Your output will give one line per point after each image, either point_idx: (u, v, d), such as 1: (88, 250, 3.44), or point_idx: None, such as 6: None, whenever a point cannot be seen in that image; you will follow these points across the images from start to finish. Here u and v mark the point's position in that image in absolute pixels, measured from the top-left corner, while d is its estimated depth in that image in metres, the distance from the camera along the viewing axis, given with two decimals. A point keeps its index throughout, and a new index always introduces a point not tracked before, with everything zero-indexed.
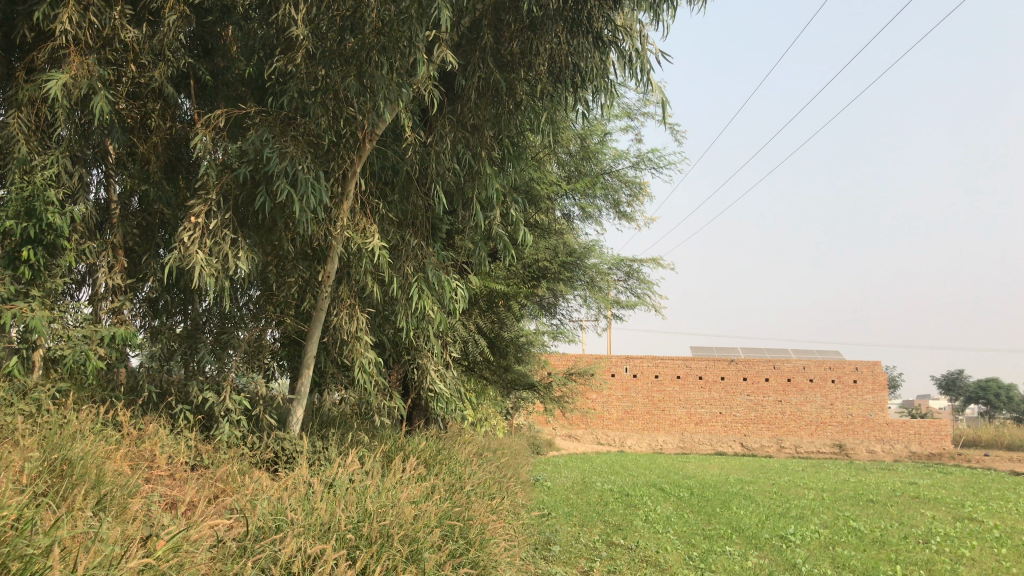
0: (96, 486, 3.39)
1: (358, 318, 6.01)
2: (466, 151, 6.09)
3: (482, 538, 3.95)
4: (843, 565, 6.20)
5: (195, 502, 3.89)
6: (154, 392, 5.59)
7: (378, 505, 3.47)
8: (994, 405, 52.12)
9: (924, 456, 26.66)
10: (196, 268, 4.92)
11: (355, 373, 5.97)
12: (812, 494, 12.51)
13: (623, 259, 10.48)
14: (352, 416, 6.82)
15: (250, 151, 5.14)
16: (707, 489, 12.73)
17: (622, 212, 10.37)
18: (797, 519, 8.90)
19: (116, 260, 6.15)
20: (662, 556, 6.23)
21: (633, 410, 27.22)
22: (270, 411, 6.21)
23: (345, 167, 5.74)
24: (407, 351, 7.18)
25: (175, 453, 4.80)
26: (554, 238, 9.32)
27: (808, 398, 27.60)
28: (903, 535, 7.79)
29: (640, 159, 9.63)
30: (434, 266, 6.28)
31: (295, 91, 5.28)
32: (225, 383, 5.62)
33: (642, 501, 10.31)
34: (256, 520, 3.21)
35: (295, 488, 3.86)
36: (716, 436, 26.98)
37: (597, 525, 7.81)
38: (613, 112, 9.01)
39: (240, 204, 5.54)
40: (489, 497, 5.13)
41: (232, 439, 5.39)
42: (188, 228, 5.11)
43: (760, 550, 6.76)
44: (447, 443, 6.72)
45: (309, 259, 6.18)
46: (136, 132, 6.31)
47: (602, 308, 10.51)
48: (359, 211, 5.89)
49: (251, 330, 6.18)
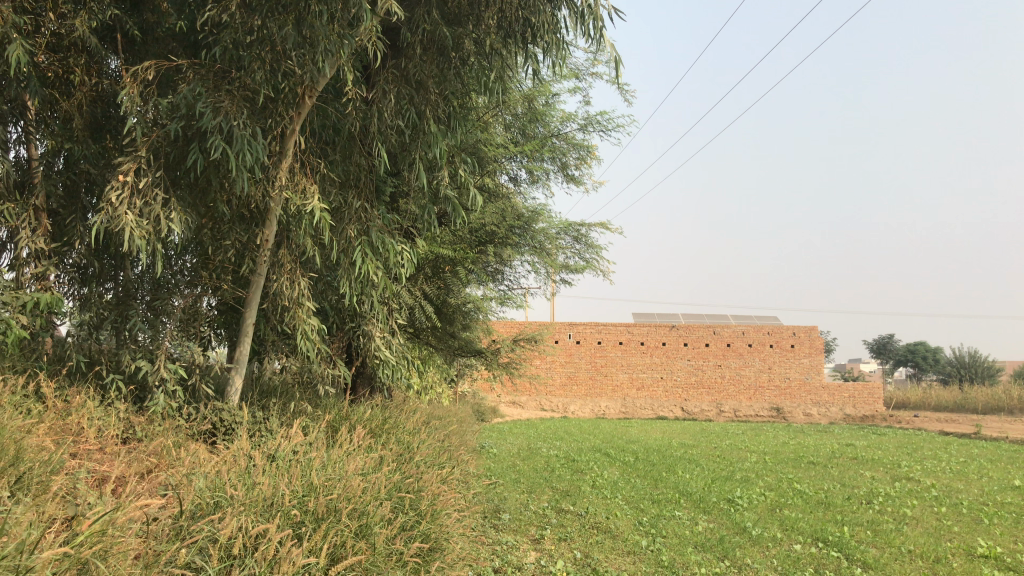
0: (18, 463, 3.14)
1: (299, 283, 5.75)
2: (410, 109, 5.90)
3: (433, 510, 3.79)
4: (792, 527, 6.23)
5: (128, 478, 3.66)
6: (81, 361, 5.27)
7: (325, 478, 3.29)
8: (922, 368, 53.97)
9: (858, 419, 27.36)
10: (124, 230, 4.62)
11: (297, 339, 5.75)
12: (754, 457, 12.65)
13: (570, 223, 10.34)
14: (294, 385, 6.59)
15: (182, 104, 4.84)
16: (652, 453, 12.81)
17: (570, 176, 10.20)
18: (742, 483, 8.96)
19: (39, 224, 5.76)
20: (613, 522, 6.17)
21: (577, 375, 27.39)
22: (208, 381, 5.95)
23: (284, 124, 5.46)
24: (350, 317, 6.94)
25: (106, 427, 4.53)
26: (501, 201, 9.14)
27: (747, 362, 28.05)
28: (847, 497, 7.89)
29: (588, 121, 9.45)
30: (379, 229, 6.04)
31: (230, 42, 4.96)
32: (160, 352, 5.33)
33: (588, 467, 10.30)
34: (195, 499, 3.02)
35: (235, 461, 3.66)
36: (657, 400, 27.30)
37: (545, 491, 7.74)
38: (561, 72, 8.80)
39: (172, 162, 5.23)
40: (439, 467, 4.98)
41: (167, 410, 5.13)
42: (115, 188, 4.80)
43: (709, 514, 6.76)
44: (393, 412, 6.54)
45: (247, 222, 5.89)
46: (57, 86, 5.92)
47: (549, 273, 10.39)
48: (300, 170, 5.62)
49: (187, 296, 5.88)
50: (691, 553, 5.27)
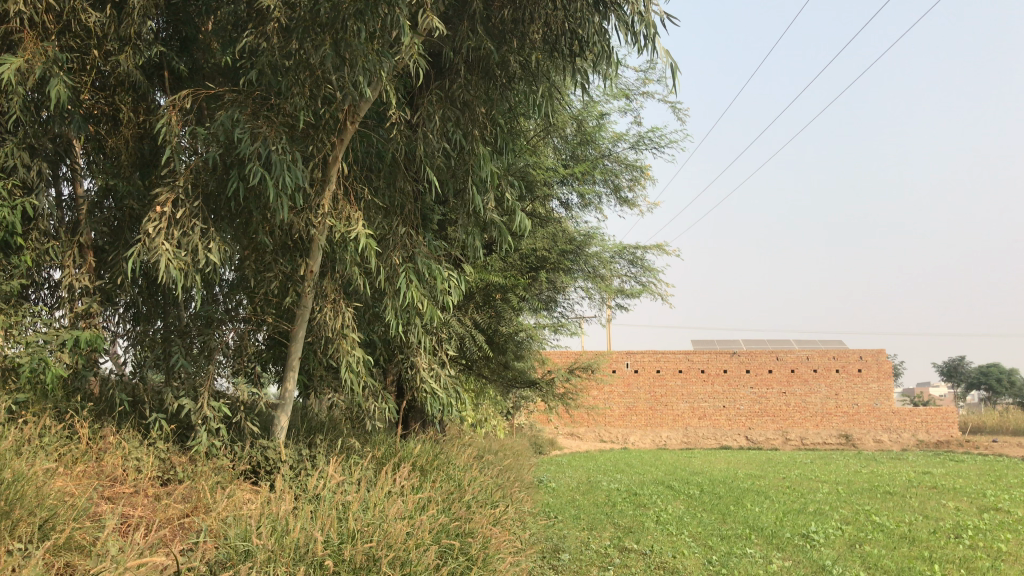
0: (40, 514, 2.92)
1: (344, 314, 5.54)
2: (456, 131, 5.68)
3: (484, 555, 3.50)
4: (876, 566, 5.75)
5: (160, 528, 3.43)
6: (123, 399, 5.12)
7: (365, 523, 3.04)
8: (996, 390, 51.92)
9: (932, 445, 26.20)
10: (161, 262, 4.46)
11: (344, 372, 5.53)
12: (827, 488, 12.01)
13: (626, 247, 10.02)
14: (343, 421, 6.38)
15: (219, 131, 4.70)
16: (717, 485, 12.32)
17: (623, 198, 9.90)
18: (816, 516, 8.46)
19: (84, 261, 5.61)
20: (680, 562, 5.77)
21: (636, 406, 27.07)
22: (254, 418, 5.76)
23: (326, 151, 5.30)
24: (399, 349, 6.72)
25: (144, 469, 4.37)
26: (552, 226, 8.89)
27: (813, 389, 27.09)
28: (932, 530, 7.34)
29: (641, 141, 9.15)
30: (425, 256, 5.83)
31: (266, 67, 4.82)
32: (203, 389, 5.15)
33: (651, 501, 9.88)
34: (207, 563, 2.82)
35: (274, 502, 3.41)
36: (720, 430, 26.64)
37: (607, 528, 7.38)
38: (611, 91, 8.54)
39: (211, 192, 5.09)
40: (492, 506, 4.68)
41: (210, 450, 4.94)
42: (153, 219, 4.66)
43: (783, 551, 6.31)
44: (444, 447, 6.27)
45: (289, 251, 5.72)
46: (103, 123, 5.83)
47: (605, 298, 10.06)
48: (342, 197, 5.44)
49: (232, 328, 5.67)
50: None
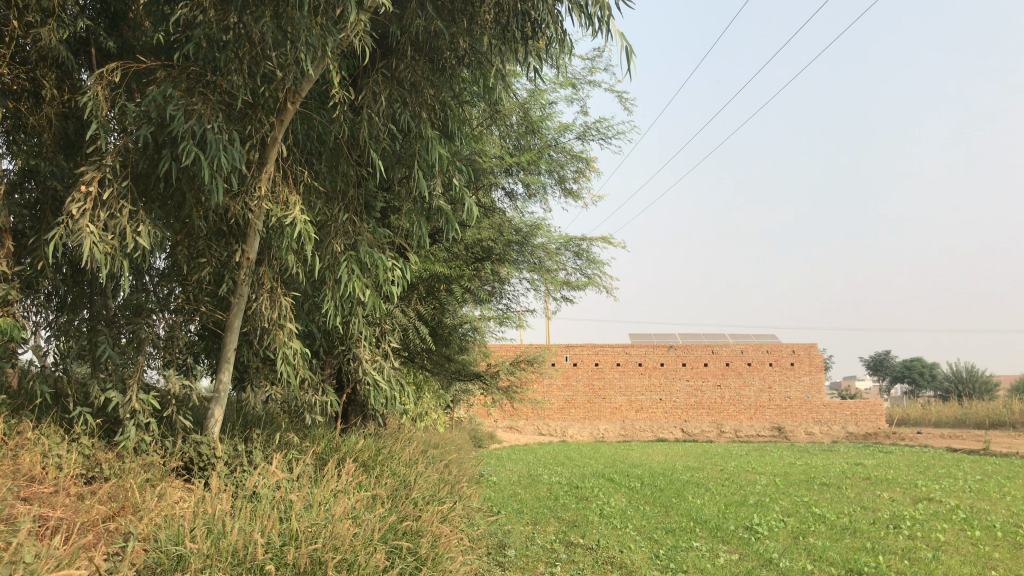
0: None
1: (281, 303, 5.31)
2: (402, 113, 5.48)
3: (435, 555, 3.35)
4: (821, 558, 5.76)
5: (83, 533, 3.19)
6: (44, 392, 4.80)
7: (310, 523, 2.86)
8: (920, 383, 53.63)
9: (861, 437, 26.87)
10: (86, 245, 4.19)
11: (281, 364, 5.30)
12: (764, 480, 12.14)
13: (571, 238, 9.94)
14: (281, 415, 6.14)
15: (150, 107, 4.42)
16: (657, 478, 12.37)
17: (568, 189, 9.80)
18: (758, 508, 8.50)
19: (2, 245, 5.21)
20: (628, 556, 5.69)
21: (574, 399, 27.19)
22: (185, 412, 5.48)
23: (264, 132, 5.06)
24: (340, 340, 6.50)
25: (65, 467, 4.10)
26: (497, 216, 8.75)
27: (747, 382, 27.49)
28: (872, 521, 7.43)
29: (587, 130, 9.06)
30: (369, 244, 5.63)
31: (203, 40, 4.55)
32: (132, 382, 4.87)
33: (594, 494, 9.83)
34: (135, 571, 2.60)
35: (210, 502, 3.20)
36: (656, 422, 26.92)
37: (551, 522, 7.27)
38: (558, 79, 8.43)
39: (140, 173, 4.80)
40: (438, 502, 4.53)
41: (139, 445, 4.67)
42: (78, 199, 4.37)
43: (728, 544, 6.29)
44: (387, 442, 6.08)
45: (225, 238, 5.45)
46: (23, 100, 5.45)
47: (550, 290, 9.96)
48: (281, 180, 5.21)
49: (163, 318, 5.38)
50: None
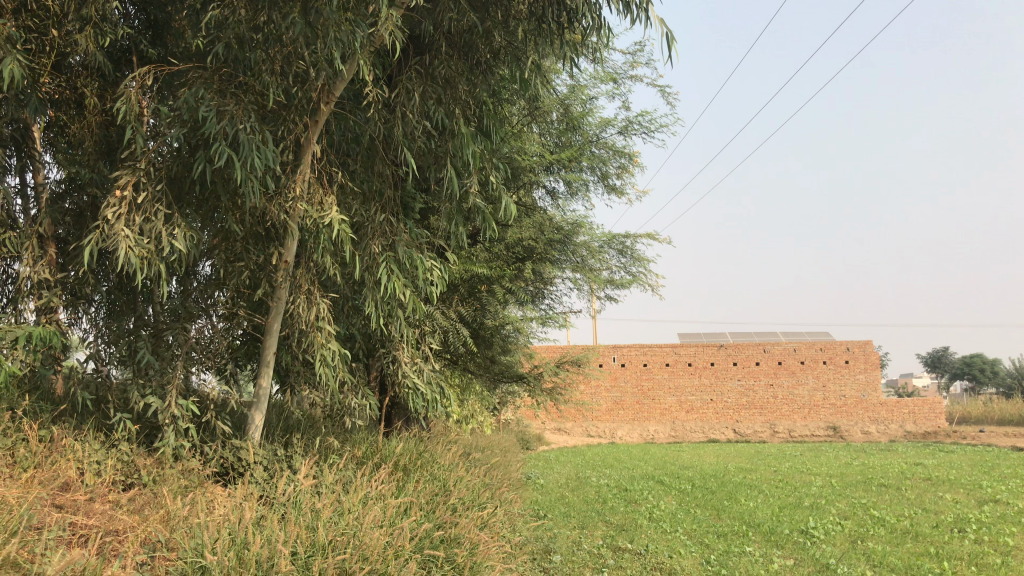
0: None
1: (319, 306, 5.24)
2: (437, 109, 5.37)
3: (472, 564, 3.23)
4: (881, 564, 5.51)
5: (115, 545, 3.13)
6: (85, 399, 4.78)
7: (339, 533, 2.78)
8: (980, 380, 52.13)
9: (920, 435, 26.13)
10: (121, 249, 4.14)
11: (321, 368, 5.22)
12: (820, 481, 11.80)
13: (615, 236, 9.75)
14: (322, 418, 6.08)
15: (182, 109, 4.37)
16: (708, 480, 12.11)
17: (611, 185, 9.62)
18: (813, 510, 8.22)
19: (45, 253, 5.16)
20: (677, 562, 5.50)
21: (623, 400, 27.09)
22: (226, 417, 5.43)
23: (298, 132, 4.99)
24: (381, 343, 6.41)
25: (104, 474, 4.06)
26: (538, 215, 8.63)
27: (800, 380, 26.88)
28: (934, 524, 7.12)
29: (629, 125, 8.87)
30: (406, 244, 5.53)
31: (233, 41, 4.49)
32: (171, 388, 4.83)
33: (643, 496, 9.65)
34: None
35: (241, 510, 3.13)
36: (707, 423, 26.55)
37: (599, 526, 7.11)
38: (598, 73, 8.26)
39: (175, 176, 4.77)
40: (479, 507, 4.41)
41: (179, 451, 4.62)
42: (113, 204, 4.33)
43: (783, 549, 6.06)
44: (428, 445, 5.98)
45: (262, 241, 5.40)
46: (65, 108, 5.42)
47: (594, 289, 9.79)
48: (317, 181, 5.13)
49: (203, 323, 5.36)
50: None
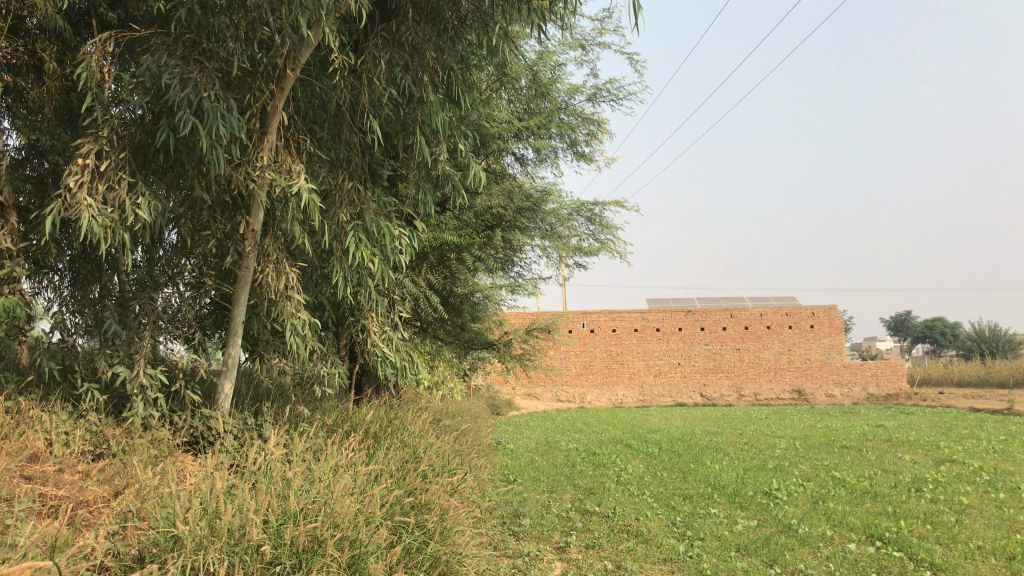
0: None
1: (288, 275, 5.22)
2: (404, 76, 5.34)
3: (442, 529, 3.30)
4: (841, 523, 5.67)
5: (86, 515, 3.14)
6: (52, 370, 4.74)
7: (312, 500, 2.83)
8: (941, 344, 53.23)
9: (882, 398, 26.68)
10: (84, 218, 4.10)
11: (290, 336, 5.22)
12: (784, 443, 12.03)
13: (583, 203, 9.78)
14: (292, 387, 6.09)
15: (145, 76, 4.30)
16: (676, 443, 12.31)
17: (579, 153, 9.63)
18: (777, 472, 8.41)
19: (7, 221, 5.08)
20: (644, 524, 5.61)
21: (592, 365, 27.36)
22: (194, 386, 5.43)
23: (264, 100, 4.95)
24: (350, 311, 6.42)
25: (72, 445, 4.06)
26: (507, 182, 8.63)
27: (766, 345, 27.25)
28: (893, 484, 7.33)
29: (598, 92, 8.87)
30: (374, 212, 5.52)
31: (196, 6, 4.41)
32: (138, 357, 4.81)
33: (611, 460, 9.79)
34: (137, 556, 2.57)
35: (213, 480, 3.16)
36: (675, 387, 26.89)
37: (567, 490, 7.21)
38: (566, 39, 8.22)
39: (138, 144, 4.71)
40: (449, 474, 4.47)
41: (148, 421, 4.61)
42: (75, 172, 4.27)
43: (746, 510, 6.20)
44: (398, 412, 6.02)
45: (229, 209, 5.35)
46: (24, 73, 5.30)
47: (562, 256, 9.83)
48: (283, 148, 5.09)
49: (171, 292, 5.33)
50: (734, 559, 4.72)
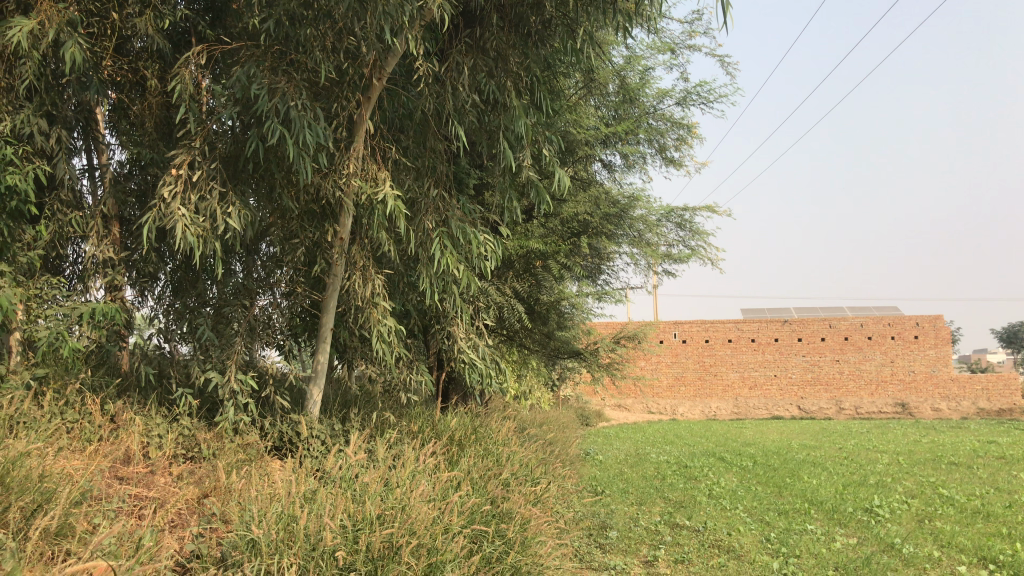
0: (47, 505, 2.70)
1: (374, 282, 5.26)
2: (488, 82, 5.31)
3: (524, 540, 3.23)
4: (950, 544, 5.33)
5: (175, 517, 3.19)
6: (150, 375, 4.89)
7: (390, 506, 2.80)
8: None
9: (994, 413, 25.33)
10: (177, 227, 4.21)
11: (377, 343, 5.24)
12: (887, 458, 11.50)
13: (673, 209, 9.60)
14: (380, 393, 6.13)
15: (236, 87, 4.40)
16: (771, 457, 11.93)
17: (668, 158, 9.45)
18: (880, 488, 8.01)
19: (110, 232, 5.27)
20: (737, 539, 5.41)
21: (684, 376, 26.90)
22: (284, 392, 5.52)
23: (350, 109, 5.00)
24: (436, 319, 6.43)
25: (165, 447, 4.15)
26: (594, 189, 8.50)
27: (867, 356, 26.23)
28: (1007, 504, 6.88)
29: (687, 96, 8.69)
30: (459, 219, 5.51)
31: (284, 18, 4.49)
32: (231, 363, 4.92)
33: (703, 473, 9.54)
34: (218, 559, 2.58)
35: (296, 483, 3.17)
36: (771, 399, 26.14)
37: (657, 503, 7.04)
38: (654, 44, 8.09)
39: (230, 155, 4.82)
40: (532, 483, 4.40)
41: (239, 425, 4.70)
42: (170, 182, 4.40)
43: (846, 528, 5.91)
44: (484, 420, 5.98)
45: (317, 218, 5.43)
46: (128, 90, 5.49)
47: (652, 263, 9.66)
48: (370, 156, 5.14)
49: (265, 300, 5.44)
50: None
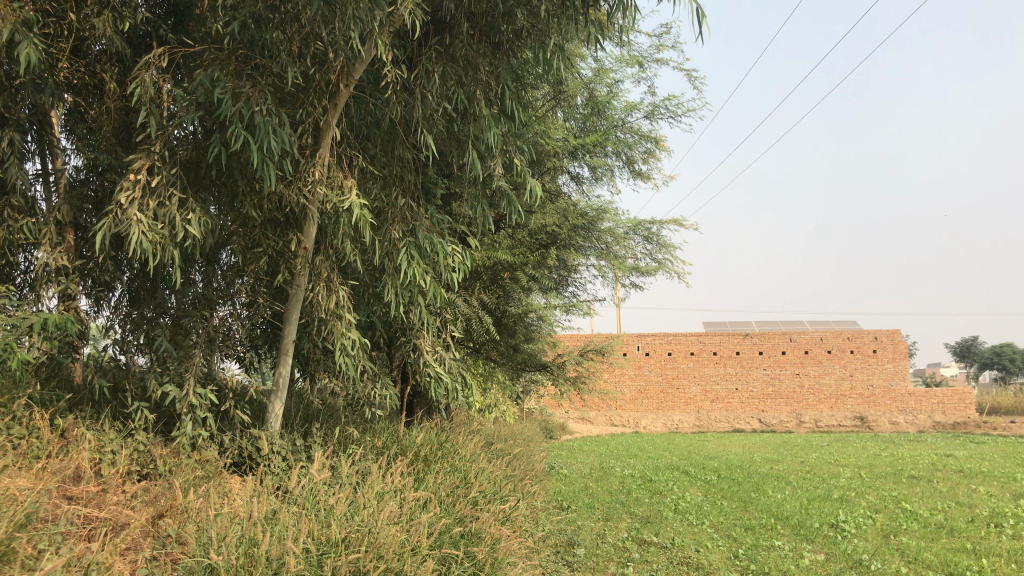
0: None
1: (339, 293, 5.13)
2: (458, 91, 5.23)
3: (493, 561, 3.12)
4: (916, 560, 5.33)
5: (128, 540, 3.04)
6: (103, 387, 4.70)
7: (356, 528, 2.69)
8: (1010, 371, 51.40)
9: (949, 426, 25.75)
10: (134, 234, 4.06)
11: (341, 356, 5.11)
12: (849, 472, 11.57)
13: (640, 221, 9.58)
14: (343, 407, 6.00)
15: (199, 91, 4.26)
16: (735, 471, 11.94)
17: (636, 171, 9.44)
18: (844, 503, 8.02)
19: (65, 240, 5.08)
20: (705, 556, 5.35)
21: (647, 389, 26.80)
22: (244, 406, 5.36)
23: (316, 115, 4.89)
24: (402, 330, 6.32)
25: (118, 464, 3.99)
26: (562, 201, 8.43)
27: (826, 370, 26.53)
28: (970, 518, 6.92)
29: (655, 108, 8.68)
30: (426, 229, 5.41)
31: (249, 21, 4.37)
32: (188, 375, 4.75)
33: (668, 487, 9.50)
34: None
35: (257, 503, 3.03)
36: (732, 413, 26.30)
37: (623, 518, 6.98)
38: (622, 56, 8.07)
39: (191, 160, 4.67)
40: (500, 501, 4.30)
41: (196, 440, 4.54)
42: (127, 188, 4.24)
43: (812, 544, 5.89)
44: (449, 435, 5.88)
45: (280, 226, 5.29)
46: (85, 93, 5.30)
47: (618, 276, 9.63)
48: (336, 164, 5.02)
49: (224, 310, 5.27)
50: None
